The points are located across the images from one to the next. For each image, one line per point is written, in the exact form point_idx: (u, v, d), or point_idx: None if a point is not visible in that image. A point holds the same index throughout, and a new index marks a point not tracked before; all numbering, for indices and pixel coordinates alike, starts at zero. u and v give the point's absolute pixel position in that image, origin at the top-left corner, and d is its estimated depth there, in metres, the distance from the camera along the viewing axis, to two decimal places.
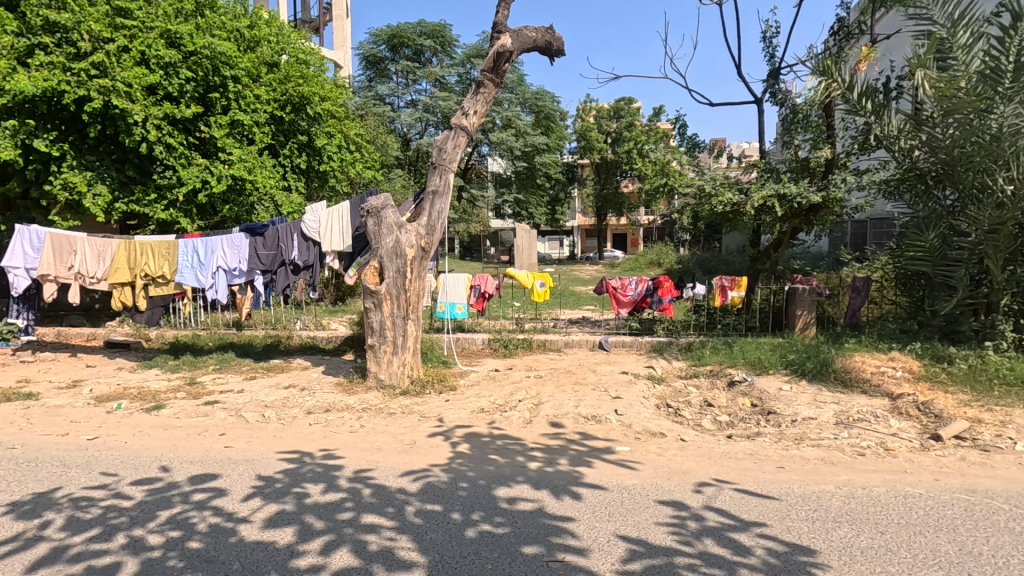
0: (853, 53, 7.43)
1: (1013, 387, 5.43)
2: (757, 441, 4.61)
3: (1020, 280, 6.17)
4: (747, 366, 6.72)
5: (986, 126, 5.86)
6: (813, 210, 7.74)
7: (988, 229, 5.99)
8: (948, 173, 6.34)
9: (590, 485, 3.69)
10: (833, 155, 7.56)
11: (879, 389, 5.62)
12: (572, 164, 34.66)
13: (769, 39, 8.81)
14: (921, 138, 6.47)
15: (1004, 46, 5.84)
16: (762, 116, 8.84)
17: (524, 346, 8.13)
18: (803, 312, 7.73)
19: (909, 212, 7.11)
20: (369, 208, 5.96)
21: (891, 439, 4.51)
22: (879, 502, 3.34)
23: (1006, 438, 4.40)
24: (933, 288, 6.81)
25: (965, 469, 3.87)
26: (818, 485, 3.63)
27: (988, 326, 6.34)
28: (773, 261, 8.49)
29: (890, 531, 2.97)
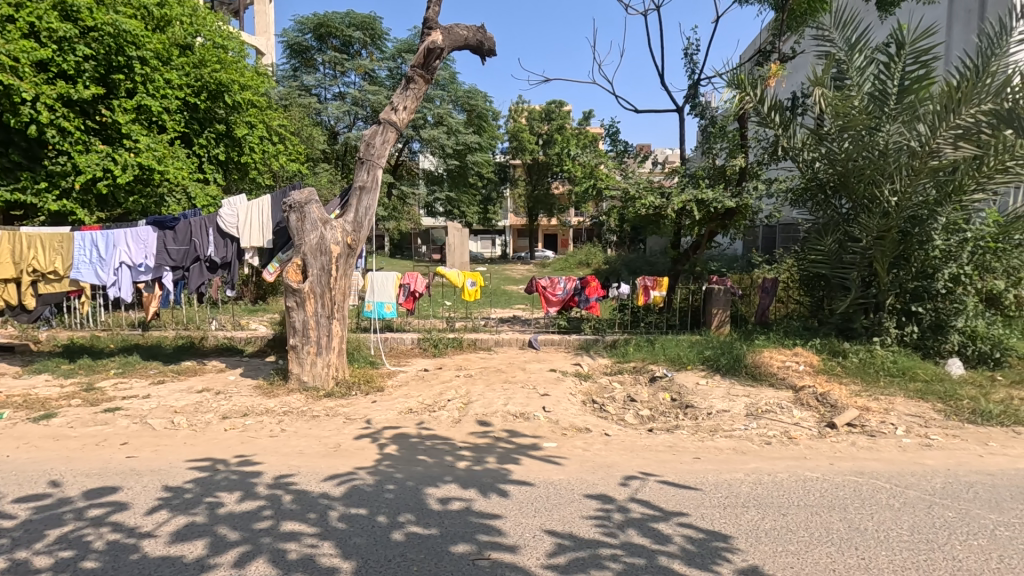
0: (765, 69, 7.96)
1: (896, 378, 6.04)
2: (676, 434, 4.85)
3: (902, 282, 6.82)
4: (668, 362, 7.06)
5: (874, 142, 6.44)
6: (728, 215, 8.23)
7: (876, 236, 6.60)
8: (844, 184, 6.94)
9: (518, 482, 3.74)
10: (746, 164, 8.07)
11: (785, 381, 6.09)
12: (504, 164, 34.95)
13: (690, 54, 9.26)
14: (821, 152, 7.04)
15: (891, 71, 6.53)
16: (683, 125, 9.28)
17: (454, 345, 8.10)
18: (718, 311, 8.22)
19: (811, 218, 7.72)
20: (291, 203, 5.69)
21: (793, 428, 4.90)
22: (782, 486, 3.61)
23: (890, 424, 4.89)
24: (832, 289, 7.47)
25: (855, 453, 4.27)
26: (730, 473, 3.87)
27: (876, 323, 7.00)
28: (692, 263, 8.96)
29: (791, 513, 3.23)
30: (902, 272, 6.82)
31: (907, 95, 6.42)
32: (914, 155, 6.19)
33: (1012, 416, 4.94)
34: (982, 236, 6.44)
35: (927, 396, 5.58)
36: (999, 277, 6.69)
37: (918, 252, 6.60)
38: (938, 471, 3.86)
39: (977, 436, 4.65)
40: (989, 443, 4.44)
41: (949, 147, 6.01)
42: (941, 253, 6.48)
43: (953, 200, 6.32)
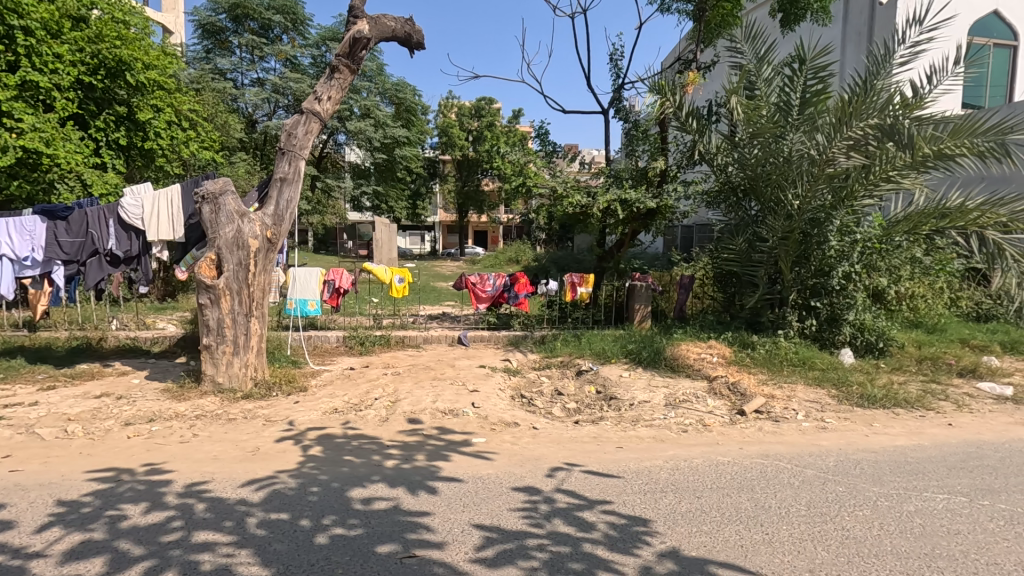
0: (684, 77, 8.38)
1: (797, 367, 6.58)
2: (600, 425, 5.03)
3: (802, 279, 7.43)
4: (593, 356, 7.29)
5: (780, 150, 6.97)
6: (649, 215, 8.59)
7: (781, 237, 7.15)
8: (753, 187, 7.47)
9: (446, 478, 3.73)
10: (666, 167, 8.48)
11: (700, 372, 6.47)
12: (433, 159, 34.58)
13: (616, 59, 9.56)
14: (733, 157, 7.54)
15: (793, 85, 7.01)
16: (609, 127, 9.57)
17: (381, 343, 7.93)
18: (640, 306, 8.59)
19: (723, 219, 8.25)
20: (204, 193, 5.35)
21: (707, 416, 5.22)
22: (697, 471, 3.85)
23: (791, 410, 5.32)
24: (743, 286, 8.04)
25: (761, 438, 4.62)
26: (650, 460, 4.07)
27: (780, 317, 7.59)
28: (617, 260, 9.38)
29: (704, 495, 3.44)
30: (803, 270, 7.41)
31: (807, 107, 6.95)
32: (813, 163, 6.75)
33: (893, 399, 5.53)
34: (869, 237, 7.07)
35: (824, 383, 6.12)
36: (883, 275, 7.43)
37: (816, 251, 7.19)
38: (831, 451, 4.25)
39: (864, 418, 5.16)
40: (873, 424, 4.95)
41: (843, 156, 6.59)
42: (835, 253, 7.09)
43: (845, 205, 6.95)
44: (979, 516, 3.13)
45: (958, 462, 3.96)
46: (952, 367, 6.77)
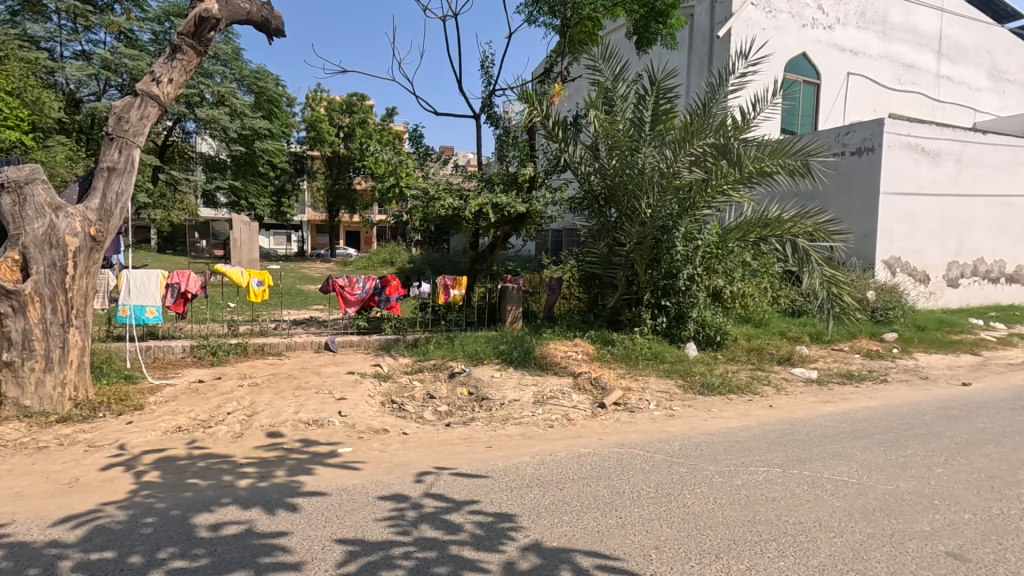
0: (550, 87, 8.77)
1: (650, 361, 7.20)
2: (471, 426, 5.08)
3: (655, 280, 8.19)
4: (466, 358, 7.35)
5: (634, 162, 7.59)
6: (519, 219, 8.86)
7: (636, 242, 7.81)
8: (612, 196, 8.07)
9: (308, 493, 3.52)
10: (534, 173, 8.81)
11: (566, 368, 6.81)
12: (300, 155, 32.58)
13: (487, 66, 9.73)
14: (595, 166, 8.05)
15: (645, 103, 7.65)
16: (480, 132, 9.72)
17: (237, 351, 7.26)
18: (512, 307, 8.85)
19: (588, 224, 8.80)
20: (3, 181, 4.54)
21: (572, 410, 5.51)
22: (561, 463, 4.05)
23: (644, 401, 5.81)
24: (604, 287, 8.70)
25: (618, 427, 4.99)
26: (518, 457, 4.20)
27: (636, 315, 8.31)
28: (489, 263, 9.56)
29: (566, 486, 3.63)
30: (655, 272, 8.18)
31: (657, 123, 7.71)
32: (661, 175, 7.44)
33: (727, 386, 6.29)
34: (709, 243, 7.93)
35: (672, 374, 6.78)
36: (720, 277, 8.42)
37: (665, 255, 7.96)
38: (676, 436, 4.71)
39: (704, 404, 5.79)
40: (711, 409, 5.58)
41: (686, 170, 7.36)
42: (681, 258, 7.89)
43: (689, 214, 7.74)
44: (789, 483, 3.66)
45: (775, 438, 4.61)
46: (772, 356, 7.86)
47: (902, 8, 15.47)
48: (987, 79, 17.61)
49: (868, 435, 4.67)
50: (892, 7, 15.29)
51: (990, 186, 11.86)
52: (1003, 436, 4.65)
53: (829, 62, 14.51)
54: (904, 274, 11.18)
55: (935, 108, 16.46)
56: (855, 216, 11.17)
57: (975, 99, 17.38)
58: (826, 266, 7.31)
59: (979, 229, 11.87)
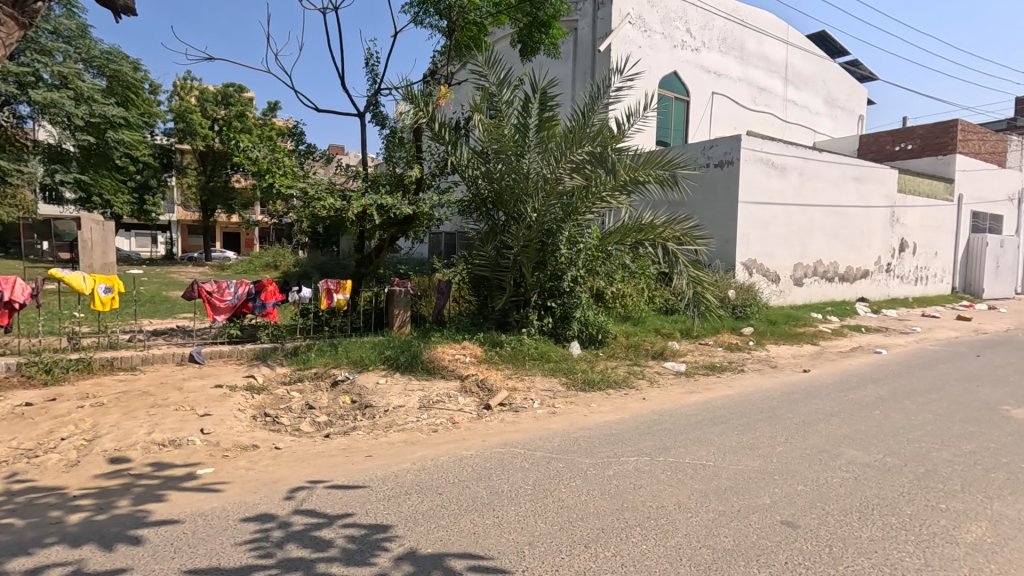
0: (435, 90, 8.71)
1: (536, 360, 7.40)
2: (351, 436, 4.88)
3: (542, 282, 8.44)
4: (349, 365, 7.06)
5: (519, 167, 7.78)
6: (406, 222, 8.73)
7: (522, 245, 8.01)
8: (499, 199, 8.20)
9: (157, 522, 3.17)
10: (421, 175, 8.71)
11: (454, 372, 6.79)
12: (166, 147, 29.54)
13: (371, 64, 9.47)
14: (481, 169, 8.13)
15: (529, 109, 7.88)
16: (364, 131, 9.44)
17: (79, 368, 6.38)
18: (400, 311, 8.67)
19: (476, 227, 8.87)
20: None
21: (457, 413, 5.49)
22: (442, 468, 4.01)
23: (529, 400, 5.94)
24: (492, 289, 8.84)
25: (501, 428, 5.05)
26: (398, 464, 4.10)
27: (523, 317, 8.51)
28: (375, 266, 9.32)
29: (445, 490, 3.59)
30: (541, 275, 8.44)
31: (541, 130, 7.95)
32: (545, 181, 7.73)
33: (606, 382, 6.63)
34: (590, 246, 8.32)
35: (556, 372, 7.01)
36: (601, 278, 8.86)
37: (551, 258, 8.23)
38: (557, 433, 4.87)
39: (585, 400, 6.05)
40: (590, 405, 5.85)
41: (567, 177, 7.73)
42: (565, 260, 8.19)
43: (571, 219, 8.05)
44: (656, 470, 3.92)
45: (647, 428, 4.94)
46: (648, 352, 8.41)
47: (756, 38, 17.33)
48: (823, 105, 20.26)
49: (725, 420, 5.15)
50: (747, 36, 17.10)
51: (825, 198, 13.65)
52: (831, 414, 5.36)
53: (696, 81, 15.89)
54: (759, 274, 12.51)
55: (783, 128, 18.64)
56: (718, 222, 12.31)
57: (814, 121, 19.93)
58: (692, 268, 7.96)
59: (818, 235, 13.61)
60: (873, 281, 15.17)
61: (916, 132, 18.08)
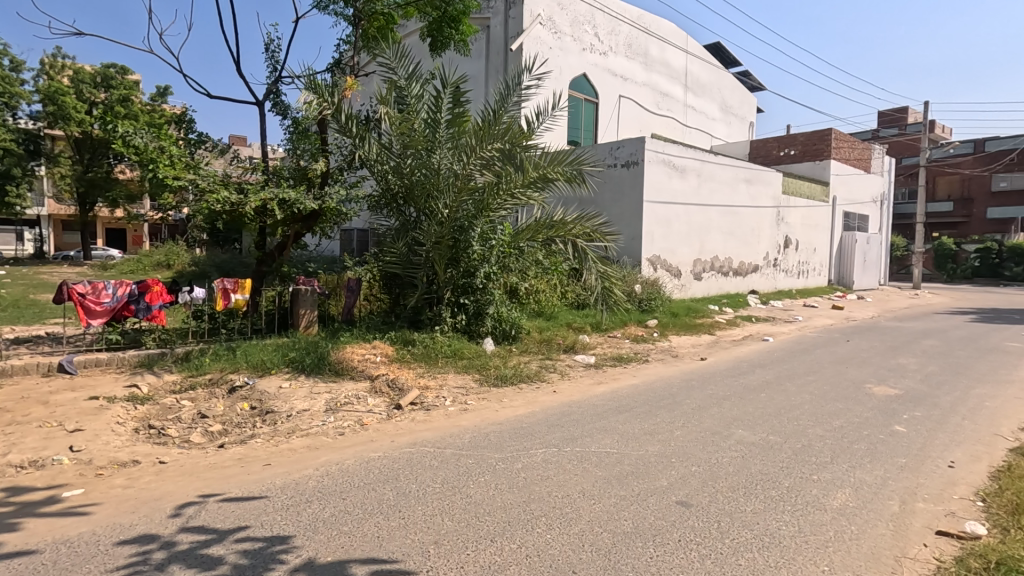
0: (341, 80, 8.37)
1: (449, 358, 7.35)
2: (248, 444, 4.58)
3: (454, 279, 8.38)
4: (249, 369, 6.62)
5: (430, 162, 7.68)
6: (311, 217, 8.34)
7: (434, 241, 7.92)
8: (409, 194, 8.05)
9: (8, 555, 2.79)
10: (326, 169, 8.36)
11: (363, 372, 6.58)
12: (33, 132, 26.21)
13: (271, 50, 8.94)
14: (390, 164, 7.93)
15: (439, 104, 7.80)
16: (264, 121, 8.90)
17: None
18: (306, 311, 8.25)
19: (386, 223, 8.66)
20: None
21: (365, 415, 5.31)
22: (347, 472, 3.86)
23: (441, 398, 5.87)
24: (404, 286, 8.72)
25: (411, 427, 4.95)
26: (299, 471, 3.89)
27: (436, 314, 8.41)
28: (278, 263, 8.84)
29: (350, 495, 3.46)
30: (454, 271, 8.37)
31: (451, 126, 7.87)
32: (456, 177, 7.69)
33: (518, 376, 6.71)
34: (503, 242, 8.36)
35: (470, 369, 6.99)
36: (515, 274, 8.94)
37: (463, 255, 8.18)
38: (468, 429, 4.85)
39: (497, 395, 6.08)
40: (502, 400, 5.89)
41: (478, 173, 7.74)
42: (478, 257, 8.18)
43: (483, 215, 8.06)
44: (562, 460, 4.02)
45: (555, 420, 5.05)
46: (560, 345, 8.60)
47: (658, 45, 18.25)
48: (718, 111, 21.76)
49: (628, 409, 5.38)
50: (651, 43, 17.96)
51: (721, 198, 14.66)
52: (724, 398, 5.77)
53: (604, 84, 16.46)
54: (663, 269, 13.22)
55: (684, 131, 19.82)
56: (625, 220, 12.85)
57: (711, 126, 21.35)
58: (600, 264, 8.20)
59: (715, 232, 14.59)
60: (762, 274, 16.52)
61: (798, 139, 19.83)
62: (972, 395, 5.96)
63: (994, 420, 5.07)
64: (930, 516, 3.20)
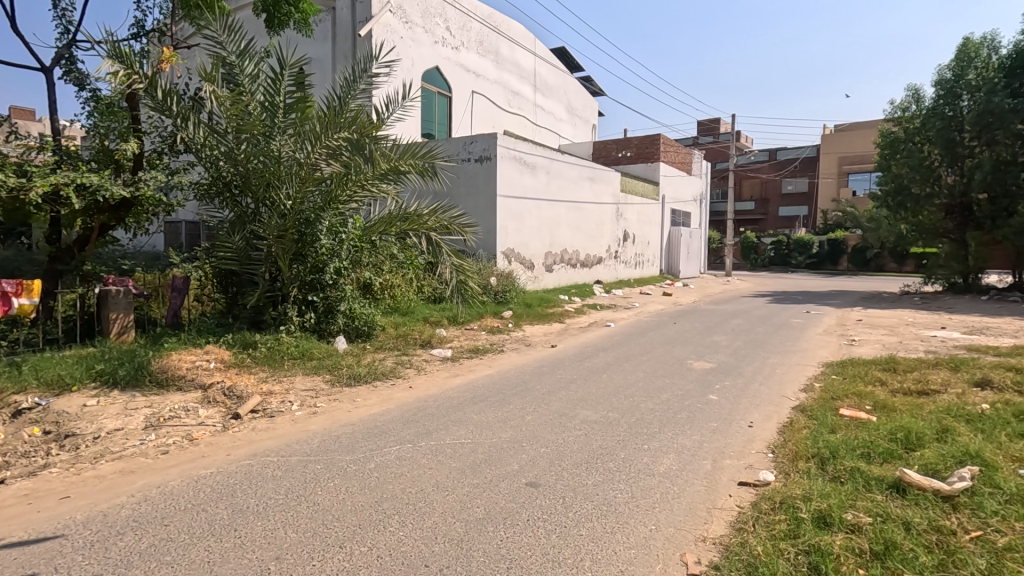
0: (156, 51, 7.35)
1: (297, 360, 6.88)
2: (40, 476, 3.84)
3: (300, 275, 7.84)
4: (41, 387, 5.54)
5: (269, 149, 7.08)
6: (122, 206, 7.24)
7: (277, 235, 7.31)
8: (245, 183, 7.33)
9: None
10: (140, 151, 7.30)
11: (193, 382, 5.86)
12: None
13: (61, 7, 7.55)
14: (221, 149, 7.15)
15: (275, 87, 7.21)
16: (53, 91, 7.49)
17: None
18: (118, 315, 7.12)
19: (219, 215, 7.82)
20: None
21: (196, 429, 4.76)
22: (170, 495, 3.42)
23: (286, 403, 5.46)
24: (243, 284, 8.03)
25: (251, 438, 4.54)
26: (109, 500, 3.37)
27: (280, 314, 7.81)
28: (80, 260, 7.55)
29: (174, 520, 3.08)
30: (300, 267, 7.82)
31: (291, 111, 7.32)
32: (299, 166, 7.17)
33: (373, 374, 6.50)
34: (353, 236, 7.99)
35: (319, 370, 6.60)
36: (367, 269, 8.61)
37: (310, 250, 7.67)
38: (316, 433, 4.59)
39: (350, 395, 5.84)
40: (355, 400, 5.65)
41: (324, 163, 7.27)
42: (327, 251, 7.74)
43: (331, 207, 7.63)
44: (417, 456, 3.98)
45: (411, 416, 4.99)
46: (416, 340, 8.51)
47: (508, 45, 18.79)
48: (565, 113, 23.08)
49: (483, 399, 5.50)
50: (501, 42, 18.43)
51: (568, 195, 15.57)
52: (570, 381, 6.18)
53: (457, 78, 16.52)
54: (516, 262, 13.69)
55: (533, 130, 20.70)
56: (480, 214, 13.08)
57: (558, 126, 22.58)
58: (455, 257, 8.04)
59: (563, 227, 15.49)
60: (605, 265, 17.93)
61: (633, 142, 21.72)
62: (766, 364, 7.11)
63: (782, 383, 6.10)
64: (735, 470, 3.74)
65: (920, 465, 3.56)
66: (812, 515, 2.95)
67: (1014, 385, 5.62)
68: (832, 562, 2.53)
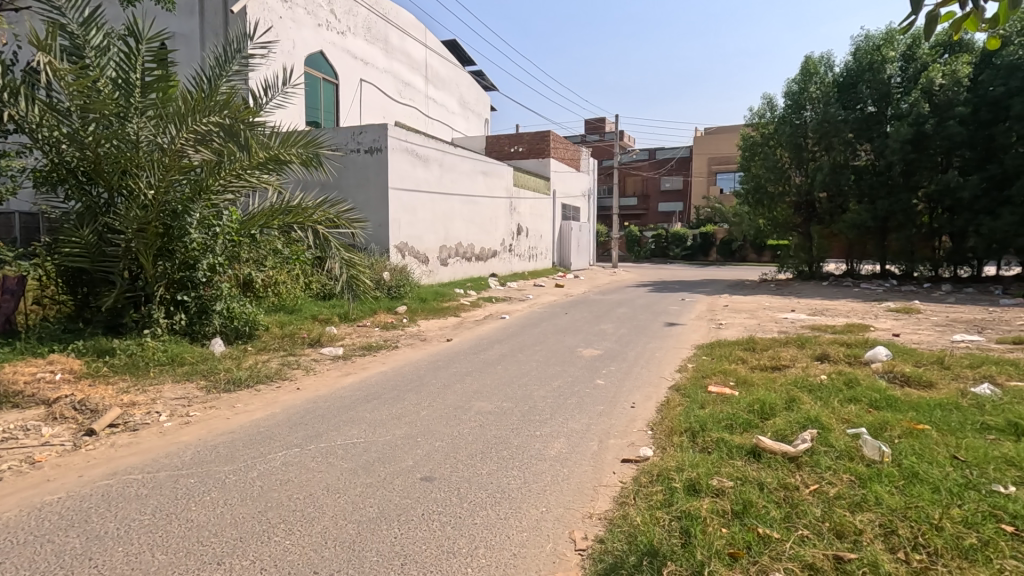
0: None
1: (165, 366, 6.24)
2: None
3: (167, 273, 7.12)
4: None
5: (124, 133, 6.30)
6: None
7: (137, 229, 6.55)
8: (95, 170, 6.47)
9: None
10: None
11: (34, 398, 5.11)
12: None
13: None
14: (64, 130, 6.24)
15: (131, 63, 6.44)
16: None
17: None
18: None
19: (63, 206, 6.86)
20: None
21: (39, 450, 4.16)
22: (4, 528, 2.96)
23: (152, 414, 4.94)
24: (97, 284, 7.15)
25: (110, 455, 4.06)
26: None
27: (144, 315, 7.05)
28: None
29: (11, 556, 2.68)
30: (167, 264, 7.09)
31: (150, 91, 6.56)
32: (163, 152, 6.46)
33: (255, 377, 6.08)
34: (229, 230, 7.36)
35: (192, 376, 6.04)
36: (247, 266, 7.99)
37: (177, 244, 6.97)
38: (189, 445, 4.21)
39: (229, 401, 5.42)
40: (235, 406, 5.25)
41: (192, 150, 6.62)
42: (198, 246, 7.07)
43: (202, 198, 6.98)
44: (305, 460, 3.80)
45: (298, 419, 4.74)
46: (304, 340, 8.06)
47: (398, 34, 18.33)
48: (457, 107, 23.01)
49: (376, 397, 5.36)
50: (390, 31, 17.95)
51: (461, 188, 15.56)
52: (465, 374, 6.22)
53: (343, 65, 15.82)
54: (410, 256, 13.45)
55: (425, 122, 20.40)
56: (371, 207, 12.68)
57: (450, 119, 22.46)
58: (345, 251, 7.68)
59: (457, 220, 15.45)
60: (500, 259, 18.16)
61: (524, 138, 22.32)
62: (647, 349, 7.66)
63: (660, 366, 6.61)
64: (618, 449, 4.00)
65: (772, 432, 4.04)
66: (684, 484, 3.24)
67: (845, 357, 6.56)
68: (700, 524, 2.80)
